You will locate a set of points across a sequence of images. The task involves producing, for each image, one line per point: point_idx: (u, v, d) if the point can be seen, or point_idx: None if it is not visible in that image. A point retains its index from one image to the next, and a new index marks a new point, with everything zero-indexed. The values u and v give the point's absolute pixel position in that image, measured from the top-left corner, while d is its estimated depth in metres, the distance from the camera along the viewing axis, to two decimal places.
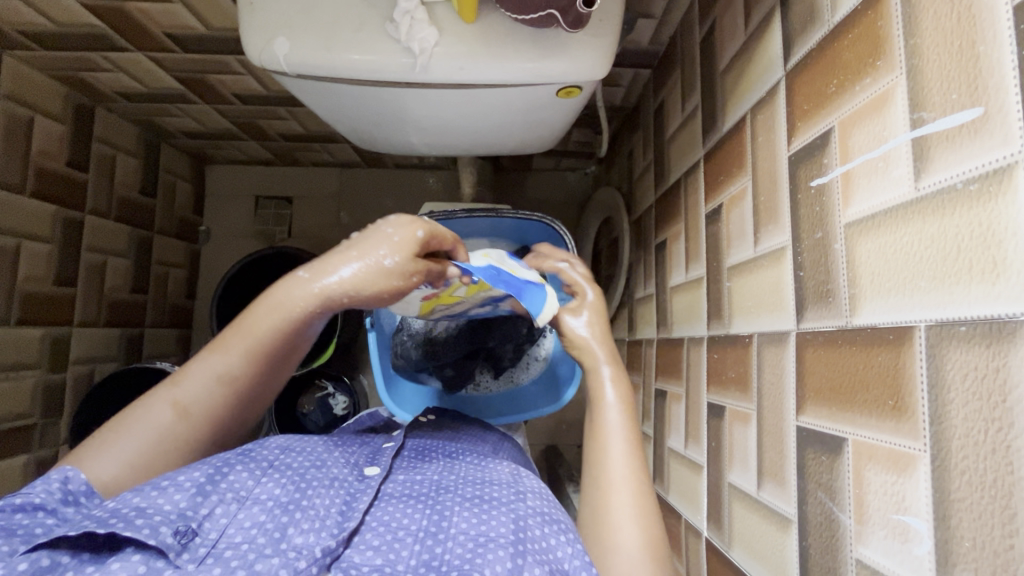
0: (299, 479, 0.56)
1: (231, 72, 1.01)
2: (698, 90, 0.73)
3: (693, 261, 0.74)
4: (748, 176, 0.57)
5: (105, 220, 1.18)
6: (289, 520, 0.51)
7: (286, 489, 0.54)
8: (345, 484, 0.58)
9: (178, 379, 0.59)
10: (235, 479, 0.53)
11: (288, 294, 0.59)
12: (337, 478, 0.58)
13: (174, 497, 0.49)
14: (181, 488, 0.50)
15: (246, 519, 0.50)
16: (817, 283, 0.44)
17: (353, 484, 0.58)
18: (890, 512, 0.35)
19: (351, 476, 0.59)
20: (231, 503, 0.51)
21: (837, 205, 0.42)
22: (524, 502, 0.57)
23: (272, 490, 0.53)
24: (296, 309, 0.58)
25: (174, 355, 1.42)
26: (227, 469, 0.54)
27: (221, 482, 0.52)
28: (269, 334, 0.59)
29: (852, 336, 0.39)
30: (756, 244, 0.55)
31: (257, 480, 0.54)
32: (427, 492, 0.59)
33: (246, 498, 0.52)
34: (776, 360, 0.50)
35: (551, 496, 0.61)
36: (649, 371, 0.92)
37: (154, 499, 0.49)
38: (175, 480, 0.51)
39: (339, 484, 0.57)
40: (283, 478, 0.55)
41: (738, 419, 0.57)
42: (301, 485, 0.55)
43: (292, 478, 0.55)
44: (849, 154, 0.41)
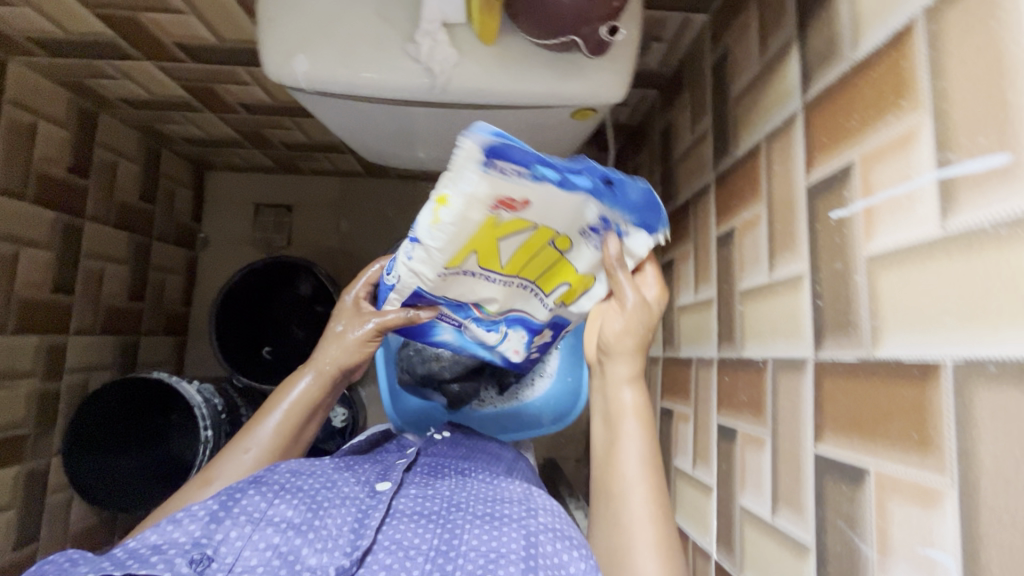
0: (311, 500, 0.55)
1: (239, 82, 1.00)
2: (709, 114, 0.74)
3: (702, 282, 0.74)
4: (763, 203, 0.58)
5: (104, 227, 1.16)
6: (302, 542, 0.51)
7: (298, 510, 0.54)
8: (357, 501, 0.57)
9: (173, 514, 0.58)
10: (247, 501, 0.53)
11: (299, 394, 0.70)
12: (347, 496, 0.58)
13: (188, 528, 0.50)
14: (195, 518, 0.50)
15: (261, 541, 0.50)
16: (836, 313, 0.45)
17: (365, 500, 0.58)
18: (916, 546, 0.36)
19: (363, 492, 0.59)
20: (246, 524, 0.51)
21: (858, 237, 0.43)
22: (536, 518, 0.56)
23: (285, 511, 0.53)
24: (307, 403, 0.70)
25: (169, 364, 1.40)
26: (241, 494, 0.54)
27: (235, 507, 0.52)
28: (292, 421, 0.68)
29: (874, 368, 0.40)
30: (770, 270, 0.56)
31: (269, 502, 0.54)
32: (439, 510, 0.58)
33: (260, 519, 0.52)
34: (792, 387, 0.50)
35: (564, 512, 0.60)
36: (654, 389, 0.92)
37: (169, 534, 0.49)
38: (189, 510, 0.51)
39: (351, 502, 0.57)
40: (295, 499, 0.55)
41: (750, 442, 0.58)
42: (312, 505, 0.54)
43: (304, 498, 0.55)
44: (871, 189, 0.41)
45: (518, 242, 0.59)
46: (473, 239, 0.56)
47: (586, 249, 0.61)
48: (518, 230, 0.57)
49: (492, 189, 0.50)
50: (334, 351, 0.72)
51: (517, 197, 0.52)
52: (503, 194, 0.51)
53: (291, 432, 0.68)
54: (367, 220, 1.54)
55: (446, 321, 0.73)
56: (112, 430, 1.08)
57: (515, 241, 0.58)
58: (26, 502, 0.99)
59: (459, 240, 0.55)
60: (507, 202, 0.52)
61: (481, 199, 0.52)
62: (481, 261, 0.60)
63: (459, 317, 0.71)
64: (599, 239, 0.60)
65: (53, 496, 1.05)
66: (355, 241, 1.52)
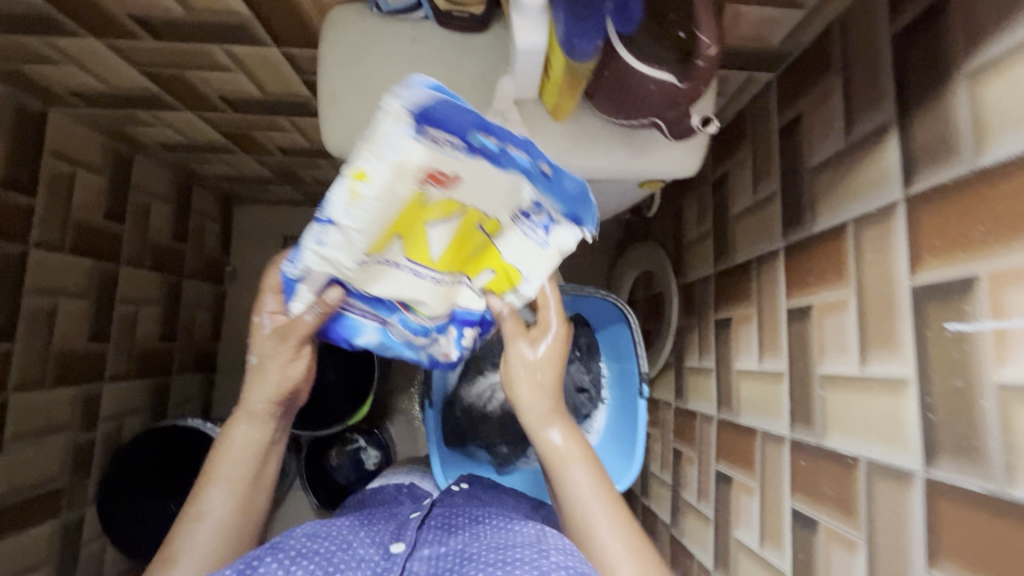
0: (326, 564, 0.51)
1: (279, 129, 0.99)
2: (776, 178, 0.72)
3: (769, 352, 0.72)
4: (851, 289, 0.55)
5: (137, 270, 1.15)
6: None
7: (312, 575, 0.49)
8: (372, 563, 0.53)
9: None
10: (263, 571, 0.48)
11: (241, 446, 0.65)
12: (363, 559, 0.53)
13: None
14: None
15: None
16: (954, 434, 0.42)
17: (379, 563, 0.53)
18: None
19: (377, 555, 0.54)
20: (283, 561, 0.50)
21: (986, 358, 0.40)
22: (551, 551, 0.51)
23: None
24: (257, 448, 0.66)
25: (198, 401, 1.39)
26: (259, 561, 0.50)
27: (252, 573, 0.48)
28: (245, 473, 0.65)
29: (1009, 508, 0.38)
30: (861, 364, 0.53)
31: (285, 571, 0.49)
32: (454, 562, 0.52)
33: None
34: (894, 498, 0.48)
35: (577, 551, 0.53)
36: (707, 448, 0.89)
37: None
38: None
39: (366, 564, 0.52)
40: (310, 565, 0.50)
41: (837, 540, 0.55)
42: (327, 570, 0.50)
43: (318, 562, 0.51)
44: (1003, 312, 0.39)
45: (446, 234, 0.56)
46: (402, 219, 0.51)
47: (524, 245, 0.59)
48: (445, 214, 0.53)
49: (412, 164, 0.45)
50: (261, 391, 0.66)
51: (446, 169, 0.48)
52: (433, 167, 0.47)
53: (247, 478, 0.65)
54: None
55: (367, 318, 0.63)
56: (149, 478, 1.06)
57: (442, 231, 0.55)
58: (62, 555, 0.98)
59: (383, 223, 0.49)
60: (436, 178, 0.48)
61: (411, 170, 0.46)
62: (407, 250, 0.56)
63: (382, 314, 0.63)
64: (544, 233, 0.58)
65: (88, 546, 1.04)
66: None
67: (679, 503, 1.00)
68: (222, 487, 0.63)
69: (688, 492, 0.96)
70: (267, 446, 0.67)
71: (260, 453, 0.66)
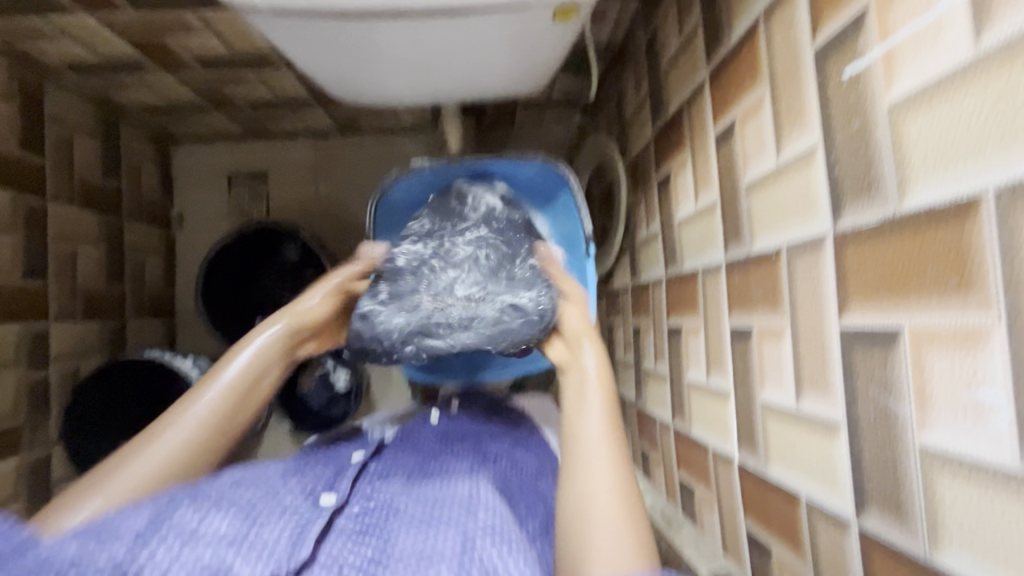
0: (248, 514, 0.58)
1: (190, 31, 0.92)
2: (696, 9, 0.70)
3: (702, 188, 0.71)
4: (765, 84, 0.54)
5: (67, 206, 1.10)
6: (236, 552, 0.53)
7: (233, 524, 0.56)
8: (296, 514, 0.59)
9: (182, 411, 0.65)
10: (179, 516, 0.55)
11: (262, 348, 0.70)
12: (289, 509, 0.60)
13: (131, 524, 0.53)
14: (132, 526, 0.53)
15: (193, 555, 0.52)
16: (856, 177, 0.42)
17: (304, 513, 0.60)
18: (958, 392, 0.34)
19: (303, 505, 0.61)
20: (176, 540, 0.53)
21: (877, 88, 0.40)
22: (480, 544, 0.56)
23: (219, 527, 0.55)
24: (255, 365, 0.69)
25: (162, 346, 1.37)
26: (175, 505, 0.56)
27: (164, 522, 0.54)
28: (240, 379, 0.68)
29: (904, 221, 0.38)
30: (777, 154, 0.53)
31: (202, 517, 0.55)
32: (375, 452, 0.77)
33: (191, 534, 0.54)
34: (811, 267, 0.48)
35: (508, 529, 0.60)
36: (659, 310, 0.91)
37: (107, 537, 0.51)
38: (132, 511, 0.55)
39: (290, 514, 0.59)
40: (230, 513, 0.57)
41: (768, 336, 0.56)
42: (249, 518, 0.57)
43: (241, 510, 0.58)
44: (889, 31, 0.38)
45: None
46: None
47: None
48: None
49: None
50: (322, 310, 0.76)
51: None
52: None
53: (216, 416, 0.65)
54: (345, 180, 1.48)
55: None
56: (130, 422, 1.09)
57: None
58: (31, 493, 0.97)
59: None
60: None
61: None
62: None
63: None
64: None
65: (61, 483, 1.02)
66: (337, 202, 1.47)
67: (641, 374, 1.02)
68: (212, 397, 0.66)
69: (646, 360, 0.99)
70: (259, 376, 0.69)
71: (258, 380, 0.69)
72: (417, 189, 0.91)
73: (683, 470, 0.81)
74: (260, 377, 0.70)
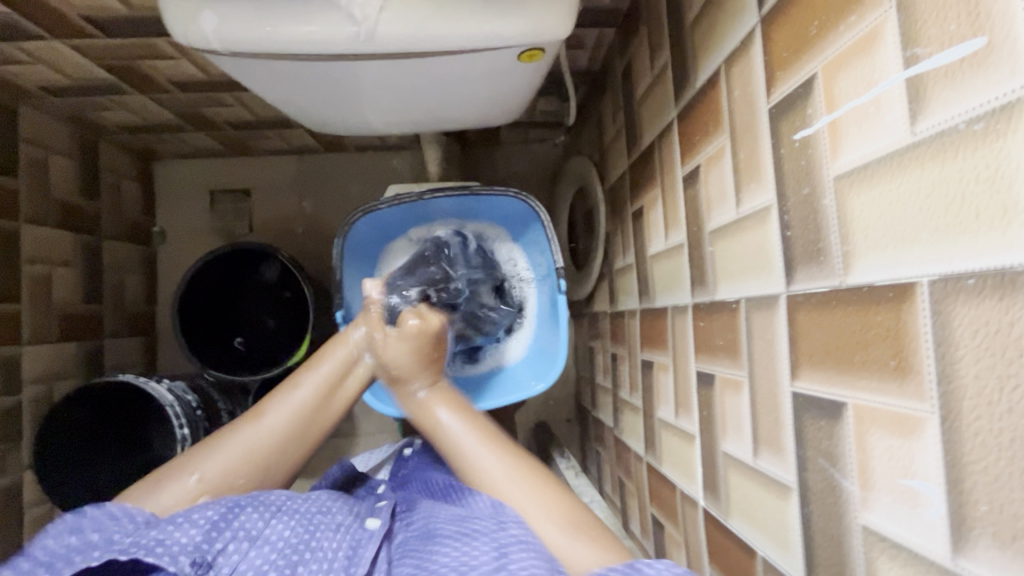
0: (309, 522, 0.53)
1: (164, 57, 0.92)
2: (666, 47, 0.70)
3: (672, 227, 0.71)
4: (726, 134, 0.54)
5: (42, 228, 1.09)
6: (298, 560, 0.49)
7: (295, 531, 0.51)
8: (349, 531, 0.55)
9: (255, 416, 0.59)
10: (247, 517, 0.51)
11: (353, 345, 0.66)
12: (341, 524, 0.55)
13: (189, 530, 0.49)
14: (196, 523, 0.49)
15: (258, 557, 0.49)
16: (806, 242, 0.42)
17: (355, 532, 0.55)
18: (895, 477, 0.33)
19: (353, 523, 0.56)
20: (243, 542, 0.49)
21: (824, 156, 0.39)
22: (516, 553, 0.47)
23: (282, 531, 0.51)
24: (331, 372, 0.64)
25: (141, 364, 1.36)
26: (242, 507, 0.52)
27: (230, 524, 0.50)
28: (324, 382, 0.63)
29: (848, 295, 0.37)
30: (737, 206, 0.53)
31: (267, 522, 0.51)
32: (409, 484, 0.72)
33: (258, 536, 0.50)
34: (766, 325, 0.48)
35: None
36: (634, 342, 0.90)
37: (170, 532, 0.48)
38: (190, 513, 0.50)
39: (345, 530, 0.54)
40: (293, 519, 0.53)
41: (729, 386, 0.56)
42: (310, 527, 0.52)
43: (300, 520, 0.53)
44: (835, 101, 0.38)
45: None
46: None
47: None
48: None
49: None
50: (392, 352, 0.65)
51: None
52: None
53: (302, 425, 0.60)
54: (329, 197, 1.47)
55: None
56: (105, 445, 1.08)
57: None
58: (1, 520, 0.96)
59: None
60: None
61: None
62: None
63: None
64: None
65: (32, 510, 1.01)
66: (320, 219, 1.46)
67: (618, 402, 1.01)
68: (304, 389, 0.62)
69: (623, 390, 0.98)
70: (353, 364, 0.66)
71: (345, 380, 0.65)
72: (385, 222, 0.89)
73: (654, 506, 0.81)
74: (354, 366, 0.66)
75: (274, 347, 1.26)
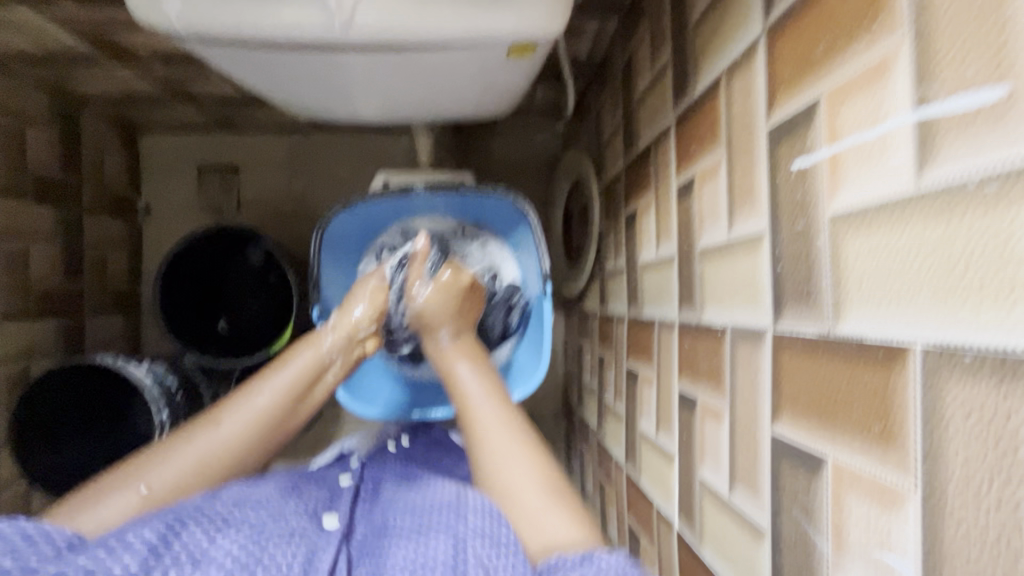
0: (258, 535, 0.49)
1: (142, 30, 0.87)
2: (667, 47, 0.65)
3: (663, 238, 0.68)
4: (722, 150, 0.51)
5: (19, 202, 1.05)
6: None
7: (242, 546, 0.47)
8: (305, 536, 0.51)
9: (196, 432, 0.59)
10: (189, 536, 0.48)
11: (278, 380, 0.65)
12: (296, 529, 0.52)
13: (125, 558, 0.45)
14: (133, 547, 0.46)
15: None
16: (797, 281, 0.39)
17: (313, 537, 0.52)
18: (871, 548, 0.31)
19: (310, 527, 0.53)
20: (186, 564, 0.46)
21: (822, 193, 0.36)
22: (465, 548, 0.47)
23: (228, 546, 0.47)
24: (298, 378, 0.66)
25: (125, 342, 1.34)
26: (183, 524, 0.49)
27: (172, 543, 0.47)
28: (276, 399, 0.63)
29: (835, 346, 0.35)
30: (728, 228, 0.50)
31: (211, 538, 0.48)
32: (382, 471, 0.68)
33: (201, 557, 0.46)
34: (750, 360, 0.45)
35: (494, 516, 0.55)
36: (621, 348, 0.88)
37: (104, 561, 0.44)
38: (128, 536, 0.47)
39: (299, 536, 0.51)
40: (240, 533, 0.49)
41: (710, 414, 0.54)
42: (258, 539, 0.48)
43: (249, 531, 0.49)
44: (837, 133, 0.35)
45: None
46: None
47: None
48: None
49: None
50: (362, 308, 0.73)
51: None
52: None
53: (270, 411, 0.62)
54: (319, 178, 1.43)
55: None
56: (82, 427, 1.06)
57: None
58: None
59: None
60: None
61: None
62: None
63: None
64: None
65: (8, 488, 1.01)
66: (309, 201, 1.42)
67: (603, 406, 1.00)
68: (261, 402, 0.62)
69: (608, 394, 0.96)
70: (320, 370, 0.67)
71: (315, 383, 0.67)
72: (369, 216, 0.86)
73: (632, 517, 0.79)
74: (317, 376, 0.67)
75: (257, 331, 1.24)
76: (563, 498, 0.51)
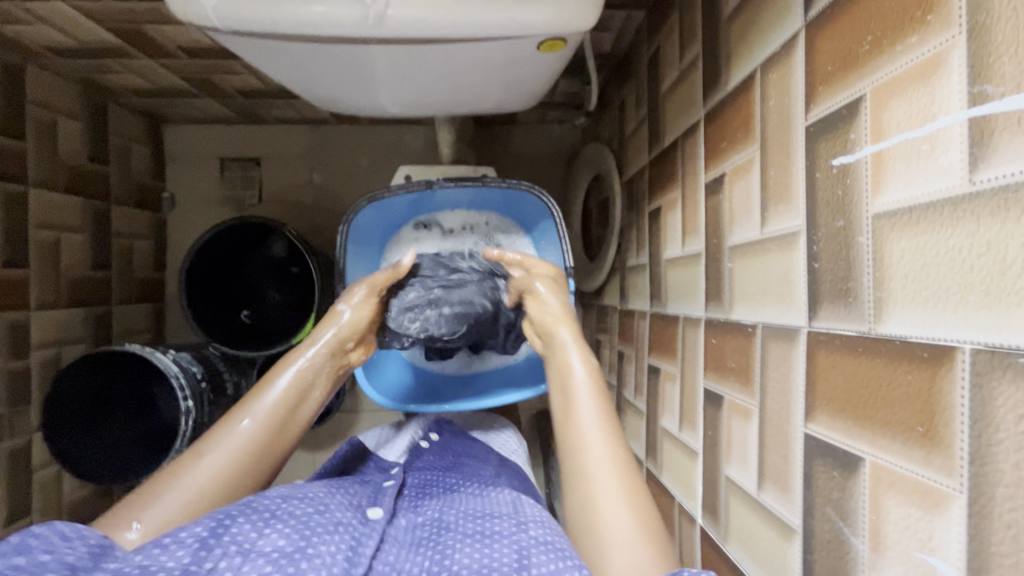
0: (303, 528, 0.48)
1: (171, 22, 0.88)
2: (698, 39, 0.65)
3: (689, 235, 0.67)
4: (756, 146, 0.50)
5: (50, 193, 1.07)
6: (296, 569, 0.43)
7: (290, 538, 0.46)
8: (349, 528, 0.51)
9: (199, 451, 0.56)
10: (238, 529, 0.46)
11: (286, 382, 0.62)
12: (340, 522, 0.51)
13: (177, 553, 0.42)
14: (184, 543, 0.43)
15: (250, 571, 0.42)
16: (834, 279, 0.39)
17: (357, 529, 0.52)
18: (911, 549, 0.31)
19: (354, 520, 0.53)
20: (235, 555, 0.43)
21: (864, 191, 0.36)
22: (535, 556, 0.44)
23: (276, 540, 0.45)
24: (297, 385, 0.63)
25: (149, 331, 1.37)
26: (233, 518, 0.47)
27: (224, 534, 0.45)
28: (285, 399, 0.61)
29: (875, 346, 0.34)
30: (761, 225, 0.49)
31: (260, 531, 0.46)
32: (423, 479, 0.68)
33: (250, 549, 0.44)
34: (783, 358, 0.45)
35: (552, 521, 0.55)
36: (642, 344, 0.88)
37: (156, 557, 0.42)
38: (176, 535, 0.44)
39: (343, 529, 0.50)
40: (287, 526, 0.47)
41: (737, 412, 0.54)
42: (306, 531, 0.47)
43: (295, 525, 0.48)
44: (882, 130, 0.34)
45: None
46: None
47: None
48: None
49: None
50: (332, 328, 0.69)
51: None
52: None
53: (272, 424, 0.59)
54: (340, 171, 1.44)
55: None
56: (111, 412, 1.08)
57: None
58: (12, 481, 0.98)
59: None
60: None
61: None
62: None
63: None
64: None
65: (41, 471, 1.03)
66: (329, 193, 1.43)
67: (622, 402, 1.00)
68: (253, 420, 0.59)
69: (627, 390, 0.96)
70: (307, 388, 0.64)
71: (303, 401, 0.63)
72: (392, 210, 0.87)
73: None
74: (310, 391, 0.64)
75: (279, 322, 1.26)
76: (641, 514, 0.50)
